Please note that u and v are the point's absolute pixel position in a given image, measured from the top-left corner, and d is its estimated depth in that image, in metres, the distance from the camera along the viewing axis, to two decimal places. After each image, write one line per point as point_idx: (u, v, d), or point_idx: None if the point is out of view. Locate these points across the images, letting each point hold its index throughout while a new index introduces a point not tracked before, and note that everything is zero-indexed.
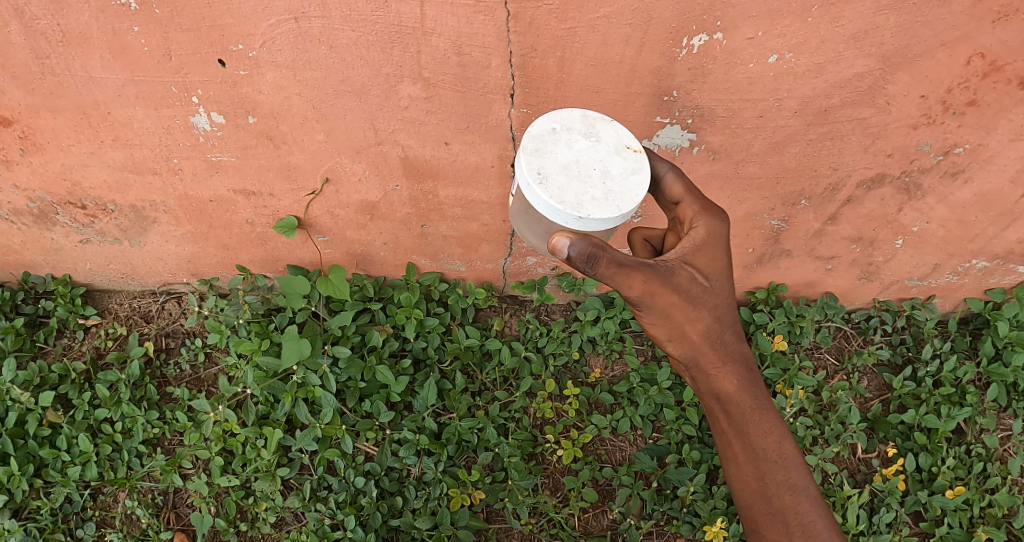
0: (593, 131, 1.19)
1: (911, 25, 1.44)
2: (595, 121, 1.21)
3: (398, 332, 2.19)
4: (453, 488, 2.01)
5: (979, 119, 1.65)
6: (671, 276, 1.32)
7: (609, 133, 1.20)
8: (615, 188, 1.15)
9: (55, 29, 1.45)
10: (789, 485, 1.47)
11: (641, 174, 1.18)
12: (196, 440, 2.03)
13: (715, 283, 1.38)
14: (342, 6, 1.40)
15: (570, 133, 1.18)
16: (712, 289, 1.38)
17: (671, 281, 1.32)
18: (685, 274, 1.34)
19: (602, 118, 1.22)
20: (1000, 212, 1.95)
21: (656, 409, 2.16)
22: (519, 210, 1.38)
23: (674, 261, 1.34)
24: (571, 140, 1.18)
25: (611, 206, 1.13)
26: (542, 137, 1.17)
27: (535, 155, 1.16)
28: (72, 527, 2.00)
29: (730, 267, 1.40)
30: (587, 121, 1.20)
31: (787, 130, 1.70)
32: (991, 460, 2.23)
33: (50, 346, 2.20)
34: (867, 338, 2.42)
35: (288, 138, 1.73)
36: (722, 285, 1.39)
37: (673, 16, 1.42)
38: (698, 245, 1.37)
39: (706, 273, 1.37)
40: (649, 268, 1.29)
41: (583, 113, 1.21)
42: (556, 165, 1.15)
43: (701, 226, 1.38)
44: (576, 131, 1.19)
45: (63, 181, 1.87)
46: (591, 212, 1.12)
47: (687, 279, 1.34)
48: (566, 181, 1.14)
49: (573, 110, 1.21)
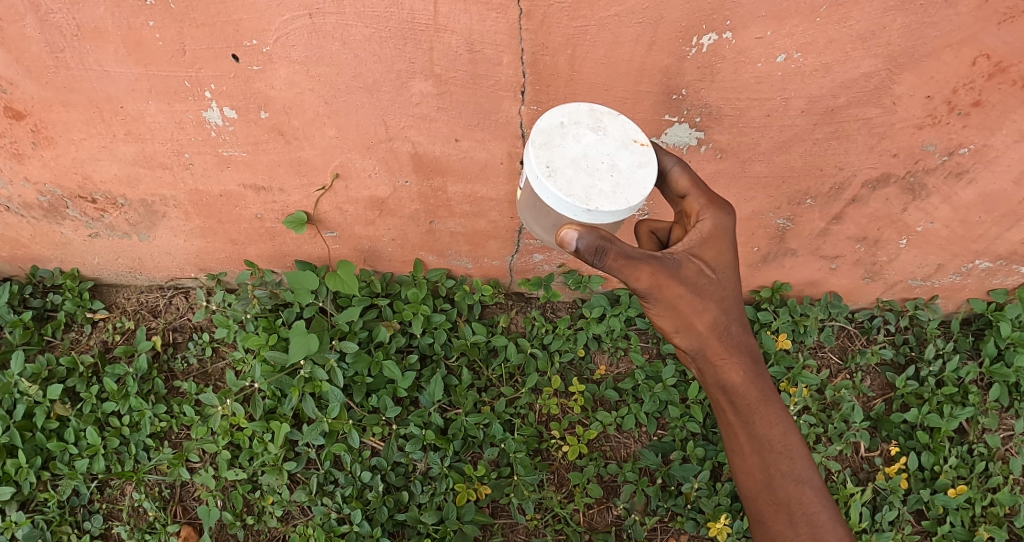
0: (601, 125, 1.21)
1: (918, 26, 1.45)
2: (602, 115, 1.22)
3: (405, 328, 2.20)
4: (459, 483, 2.02)
5: (984, 120, 1.66)
6: (678, 268, 1.33)
7: (617, 127, 1.21)
8: (622, 181, 1.16)
9: (71, 23, 1.47)
10: (793, 476, 1.51)
11: (647, 167, 1.19)
12: (203, 434, 2.05)
13: (721, 276, 1.40)
14: (357, 3, 1.42)
15: (578, 127, 1.19)
16: (718, 281, 1.39)
17: (679, 274, 1.33)
18: (692, 267, 1.36)
19: (609, 112, 1.23)
20: (1004, 212, 1.97)
21: (660, 406, 2.18)
22: (528, 203, 1.39)
23: (681, 254, 1.35)
24: (579, 134, 1.19)
25: (619, 199, 1.14)
26: (550, 130, 1.18)
27: (544, 149, 1.17)
28: (79, 519, 2.01)
29: (736, 259, 1.42)
30: (594, 115, 1.22)
31: (794, 130, 1.71)
32: (992, 460, 2.25)
33: (58, 339, 2.22)
34: (871, 338, 2.43)
35: (299, 134, 1.75)
36: (728, 277, 1.41)
37: (683, 15, 1.44)
38: (705, 238, 1.38)
39: (713, 266, 1.39)
40: (656, 261, 1.30)
41: (590, 108, 1.23)
42: (564, 158, 1.16)
43: (708, 219, 1.38)
44: (583, 125, 1.20)
45: (75, 174, 1.88)
46: (599, 205, 1.13)
47: (693, 271, 1.36)
48: (574, 174, 1.15)
49: (580, 104, 1.22)
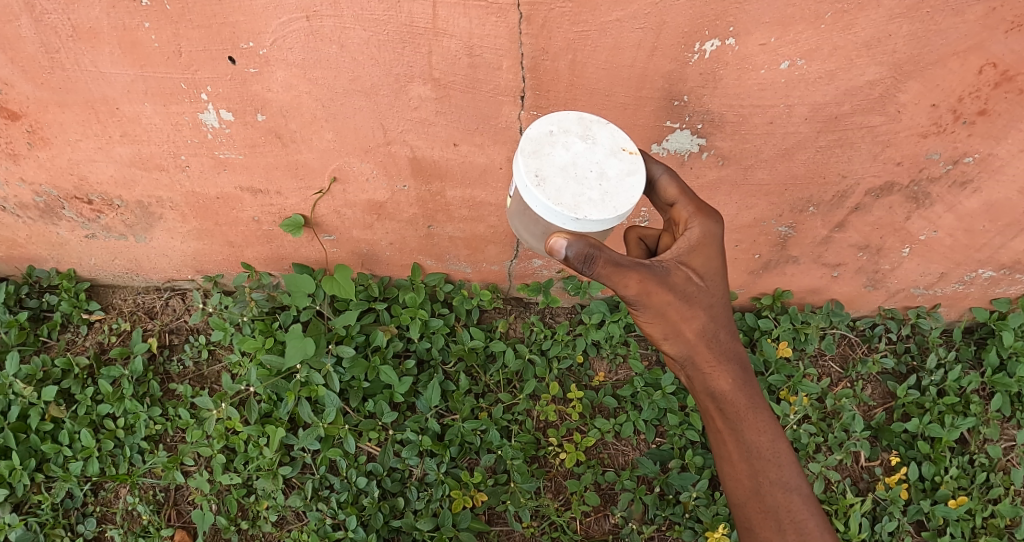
0: (590, 133, 1.18)
1: (923, 34, 1.43)
2: (591, 123, 1.20)
3: (402, 332, 2.19)
4: (455, 490, 2.00)
5: (990, 128, 1.64)
6: (667, 276, 1.31)
7: (606, 135, 1.19)
8: (611, 189, 1.14)
9: (65, 23, 1.45)
10: (782, 484, 1.48)
11: (636, 175, 1.17)
12: (198, 438, 2.02)
13: (710, 283, 1.38)
14: (354, 5, 1.40)
15: (567, 135, 1.17)
16: (707, 288, 1.37)
17: (668, 281, 1.31)
18: (681, 274, 1.34)
19: (598, 120, 1.21)
20: (1009, 221, 1.95)
21: (659, 413, 2.16)
22: (517, 210, 1.36)
23: (669, 262, 1.34)
24: (568, 143, 1.17)
25: (608, 207, 1.13)
26: (539, 139, 1.16)
27: (533, 157, 1.14)
28: (73, 522, 1.99)
29: (725, 266, 1.40)
30: (583, 123, 1.19)
31: (797, 137, 1.69)
32: (994, 470, 2.22)
33: (54, 340, 2.20)
34: (873, 346, 2.41)
35: (296, 137, 1.73)
36: (717, 284, 1.39)
37: (686, 21, 1.42)
38: (693, 246, 1.36)
39: (701, 273, 1.37)
40: (645, 268, 1.28)
41: (579, 115, 1.21)
42: (553, 166, 1.14)
43: (695, 227, 1.37)
44: (572, 133, 1.18)
45: (71, 175, 1.86)
46: (588, 213, 1.11)
47: (682, 279, 1.34)
48: (563, 183, 1.13)
49: (569, 112, 1.20)
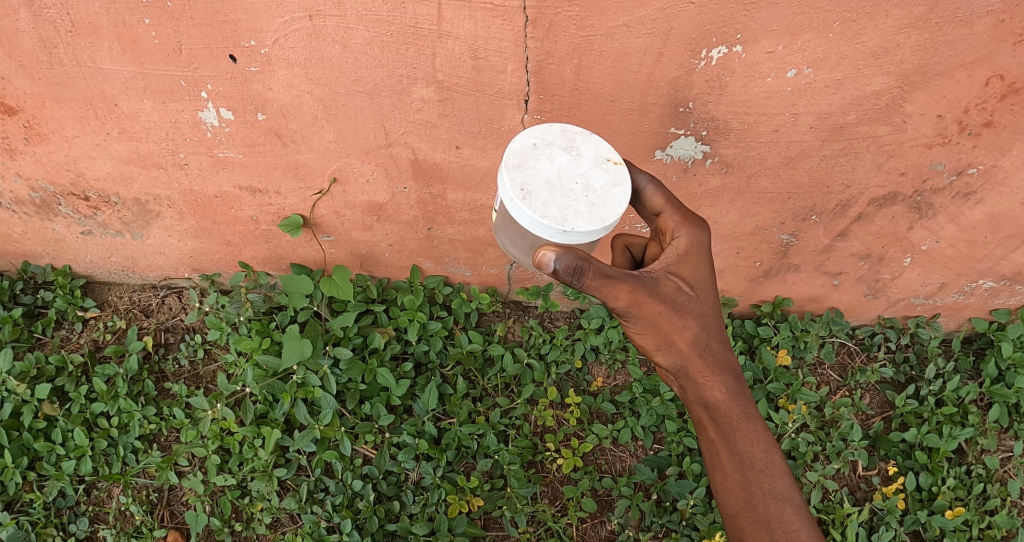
0: (574, 145, 1.17)
1: (932, 44, 1.42)
2: (575, 135, 1.18)
3: (400, 334, 2.18)
4: (451, 494, 1.98)
5: (994, 140, 1.63)
6: (656, 286, 1.31)
7: (589, 146, 1.18)
8: (597, 201, 1.12)
9: (65, 19, 1.43)
10: (774, 494, 1.44)
11: (622, 186, 1.16)
12: (193, 438, 2.00)
13: (700, 292, 1.37)
14: (358, 5, 1.38)
15: (551, 148, 1.15)
16: (697, 297, 1.36)
17: (657, 291, 1.31)
18: (670, 284, 1.33)
19: (581, 132, 1.19)
20: (1011, 233, 1.94)
21: (658, 420, 2.17)
22: (503, 225, 1.34)
23: (658, 272, 1.33)
24: (553, 155, 1.15)
25: (595, 218, 1.10)
26: (523, 152, 1.14)
27: (518, 171, 1.12)
28: (64, 522, 1.96)
29: (714, 275, 1.40)
30: (567, 135, 1.18)
31: (801, 146, 1.68)
32: (991, 481, 2.22)
33: (48, 337, 2.17)
34: (872, 355, 2.40)
35: (296, 137, 1.71)
36: (707, 293, 1.38)
37: (694, 27, 1.40)
38: (682, 255, 1.36)
39: (691, 283, 1.36)
40: (634, 278, 1.28)
41: (563, 128, 1.18)
42: (538, 180, 1.12)
43: (683, 236, 1.37)
44: (556, 146, 1.16)
45: (66, 171, 1.84)
46: (575, 225, 1.09)
47: (672, 289, 1.33)
48: (549, 196, 1.11)
49: (552, 124, 1.18)
